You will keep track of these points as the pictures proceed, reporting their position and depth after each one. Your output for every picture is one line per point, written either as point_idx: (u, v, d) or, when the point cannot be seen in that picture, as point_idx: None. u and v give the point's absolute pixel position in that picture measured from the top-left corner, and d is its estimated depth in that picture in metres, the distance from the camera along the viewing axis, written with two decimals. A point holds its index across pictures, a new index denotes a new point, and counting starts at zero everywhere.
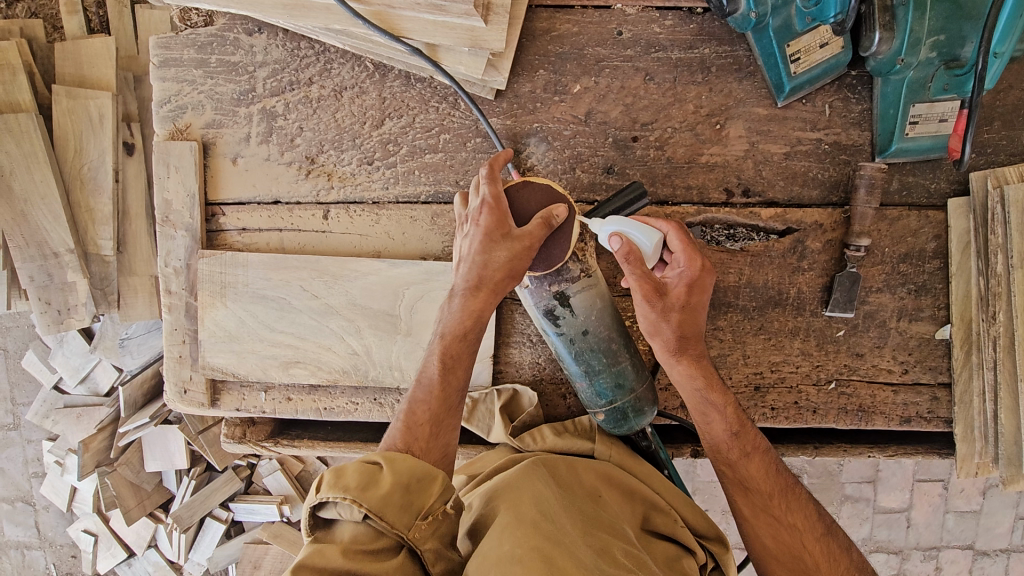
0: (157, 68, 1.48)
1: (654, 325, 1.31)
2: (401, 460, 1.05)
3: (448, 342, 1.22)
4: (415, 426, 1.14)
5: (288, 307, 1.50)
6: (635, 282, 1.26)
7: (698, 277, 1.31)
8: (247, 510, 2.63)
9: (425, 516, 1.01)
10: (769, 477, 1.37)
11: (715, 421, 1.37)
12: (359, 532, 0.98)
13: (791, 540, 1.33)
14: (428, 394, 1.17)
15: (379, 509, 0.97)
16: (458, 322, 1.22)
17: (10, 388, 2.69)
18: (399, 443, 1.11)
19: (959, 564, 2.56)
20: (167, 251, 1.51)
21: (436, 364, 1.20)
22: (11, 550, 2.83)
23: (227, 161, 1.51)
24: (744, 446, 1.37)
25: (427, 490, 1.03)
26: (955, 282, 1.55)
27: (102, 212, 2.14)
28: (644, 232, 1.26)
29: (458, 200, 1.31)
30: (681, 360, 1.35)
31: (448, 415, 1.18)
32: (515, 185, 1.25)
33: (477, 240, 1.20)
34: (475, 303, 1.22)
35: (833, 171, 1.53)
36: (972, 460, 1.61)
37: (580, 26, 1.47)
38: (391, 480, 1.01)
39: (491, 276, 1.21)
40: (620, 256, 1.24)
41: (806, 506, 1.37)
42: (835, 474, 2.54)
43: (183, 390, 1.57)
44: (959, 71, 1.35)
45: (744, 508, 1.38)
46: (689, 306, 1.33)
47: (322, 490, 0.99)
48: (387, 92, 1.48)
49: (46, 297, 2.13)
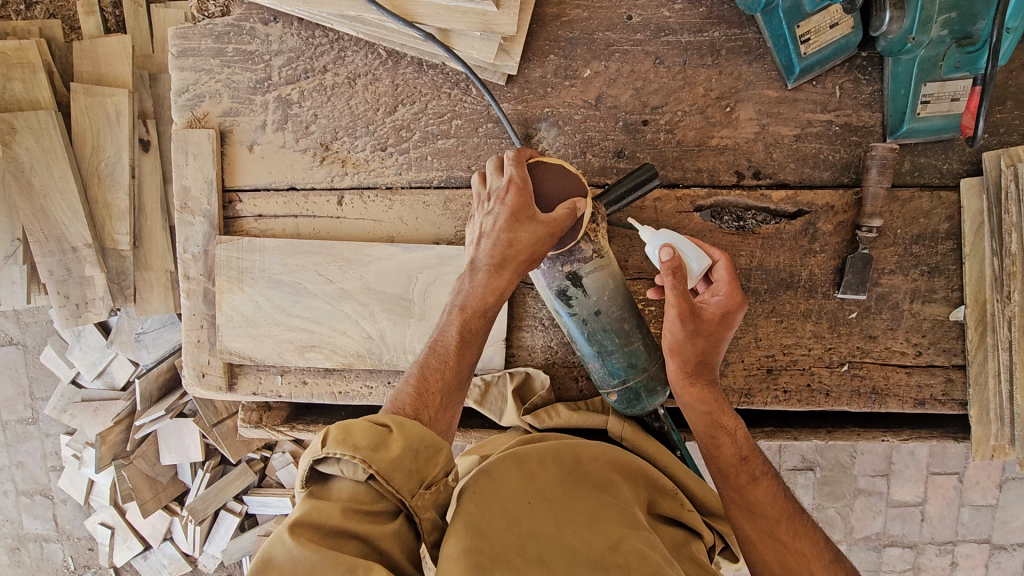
0: (175, 57, 1.51)
1: (679, 345, 1.30)
2: (410, 426, 1.04)
3: (468, 316, 1.23)
4: (426, 394, 1.15)
5: (304, 292, 1.52)
6: (672, 297, 1.24)
7: (733, 310, 1.33)
8: (260, 503, 2.65)
9: (429, 486, 1.03)
10: (777, 502, 1.33)
11: (725, 444, 1.36)
12: (360, 491, 0.99)
13: (799, 566, 1.27)
14: (442, 363, 1.18)
15: (386, 472, 0.98)
16: (479, 297, 1.23)
17: (28, 383, 2.72)
18: (409, 408, 1.12)
19: (974, 558, 2.54)
20: (186, 237, 1.54)
21: (454, 334, 1.21)
22: (29, 544, 2.87)
23: (243, 148, 1.53)
24: (752, 471, 1.35)
25: (433, 461, 1.04)
26: (969, 264, 1.54)
27: (119, 207, 2.17)
28: (695, 255, 1.33)
29: (477, 178, 1.31)
30: (693, 383, 1.36)
31: (457, 386, 1.19)
32: (540, 168, 1.26)
33: (502, 218, 1.19)
34: (497, 282, 1.22)
35: (843, 153, 1.53)
36: (987, 442, 1.60)
37: (590, 11, 1.48)
38: (401, 445, 1.01)
39: (515, 256, 1.20)
40: (665, 268, 1.22)
41: (812, 532, 1.32)
42: (847, 467, 2.52)
43: (201, 373, 1.59)
44: (971, 48, 1.36)
45: (750, 533, 1.33)
46: (717, 335, 1.34)
47: (329, 445, 0.99)
48: (400, 79, 1.50)
49: (65, 291, 2.16)
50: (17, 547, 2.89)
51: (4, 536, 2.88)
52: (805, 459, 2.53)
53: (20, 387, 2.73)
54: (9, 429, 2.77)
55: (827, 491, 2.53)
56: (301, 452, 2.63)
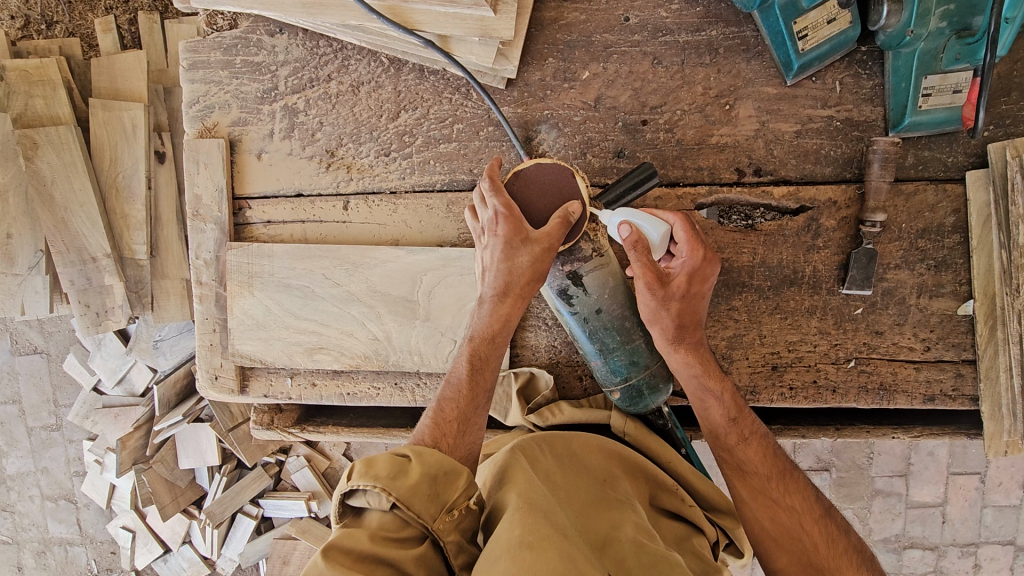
0: (186, 70, 1.56)
1: (654, 313, 1.33)
2: (428, 454, 1.09)
3: (477, 344, 1.27)
4: (444, 423, 1.20)
5: (311, 295, 1.56)
6: (638, 270, 1.27)
7: (699, 266, 1.33)
8: (277, 506, 2.68)
9: (450, 510, 1.05)
10: (767, 460, 1.37)
11: (713, 406, 1.39)
12: (386, 520, 1.03)
13: (789, 522, 1.33)
14: (457, 393, 1.23)
15: (407, 498, 1.03)
16: (487, 325, 1.27)
17: (52, 390, 2.80)
18: (428, 439, 1.17)
19: (998, 561, 2.48)
20: (199, 244, 1.58)
21: (465, 365, 1.26)
22: (55, 547, 2.94)
23: (253, 156, 1.58)
24: (741, 431, 1.39)
25: (452, 485, 1.08)
26: (977, 257, 1.53)
27: (136, 218, 2.23)
28: (653, 223, 1.30)
29: (471, 215, 1.34)
30: (678, 349, 1.37)
31: (473, 413, 1.22)
32: (524, 187, 1.26)
33: (498, 248, 1.22)
34: (504, 308, 1.26)
35: (845, 148, 1.53)
36: (1001, 438, 1.57)
37: (588, 14, 1.51)
38: (419, 472, 1.06)
39: (518, 282, 1.24)
40: (629, 243, 1.24)
41: (803, 489, 1.36)
42: (865, 468, 2.48)
43: (214, 376, 1.63)
44: (970, 40, 1.36)
45: (743, 492, 1.38)
46: (690, 296, 1.34)
47: (354, 478, 1.04)
48: (402, 85, 1.53)
49: (85, 300, 2.23)
50: (42, 551, 2.95)
51: (29, 540, 2.95)
52: (820, 460, 2.50)
53: (44, 395, 2.81)
54: (34, 435, 2.85)
55: (844, 492, 2.50)
56: (316, 455, 2.69)
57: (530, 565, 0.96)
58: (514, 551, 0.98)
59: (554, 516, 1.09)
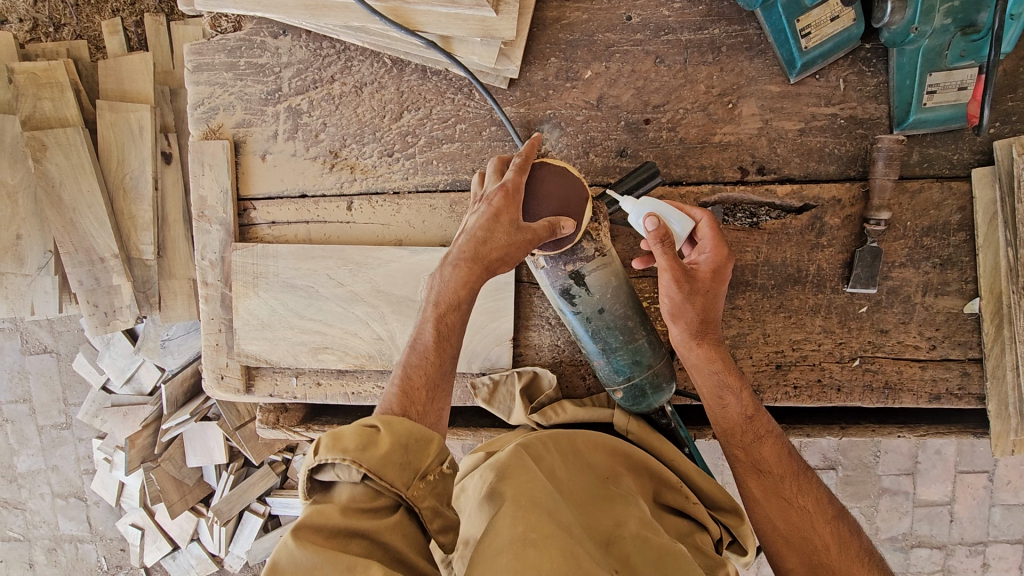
0: (191, 72, 1.58)
1: (679, 307, 1.34)
2: (398, 423, 1.03)
3: (443, 311, 1.21)
4: (411, 390, 1.15)
5: (316, 295, 1.57)
6: (664, 262, 1.27)
7: (721, 263, 1.34)
8: (283, 504, 2.73)
9: (424, 476, 1.00)
10: (782, 461, 1.39)
11: (731, 403, 1.40)
12: (357, 492, 0.97)
13: (802, 523, 1.35)
14: (424, 359, 1.18)
15: (378, 469, 0.97)
16: (452, 292, 1.22)
17: (62, 389, 2.83)
18: (396, 407, 1.12)
19: (1007, 560, 2.47)
20: (203, 244, 1.59)
21: (431, 331, 1.21)
22: (65, 544, 2.97)
23: (256, 157, 1.59)
24: (758, 430, 1.40)
25: (424, 451, 1.02)
26: (983, 255, 1.51)
27: (143, 219, 2.25)
28: (678, 219, 1.33)
29: (478, 177, 1.34)
30: (701, 344, 1.39)
31: (441, 379, 1.19)
32: (541, 179, 1.27)
33: (484, 215, 1.21)
34: (465, 277, 1.22)
35: (849, 146, 1.52)
36: (1008, 437, 1.55)
37: (590, 14, 1.50)
38: (389, 442, 1.00)
39: (486, 253, 1.21)
40: (653, 237, 1.24)
41: (816, 491, 1.39)
42: (871, 466, 2.47)
43: (220, 376, 1.65)
44: (976, 36, 1.34)
45: (756, 491, 1.40)
46: (713, 291, 1.35)
47: (320, 452, 0.97)
48: (405, 85, 1.54)
49: (93, 300, 2.25)
50: (52, 548, 2.99)
51: (40, 537, 2.99)
52: (826, 458, 2.49)
53: (54, 394, 2.84)
54: (44, 434, 2.88)
55: (850, 490, 2.48)
56: None
57: (533, 564, 0.96)
58: (517, 547, 1.00)
59: (554, 512, 1.09)
